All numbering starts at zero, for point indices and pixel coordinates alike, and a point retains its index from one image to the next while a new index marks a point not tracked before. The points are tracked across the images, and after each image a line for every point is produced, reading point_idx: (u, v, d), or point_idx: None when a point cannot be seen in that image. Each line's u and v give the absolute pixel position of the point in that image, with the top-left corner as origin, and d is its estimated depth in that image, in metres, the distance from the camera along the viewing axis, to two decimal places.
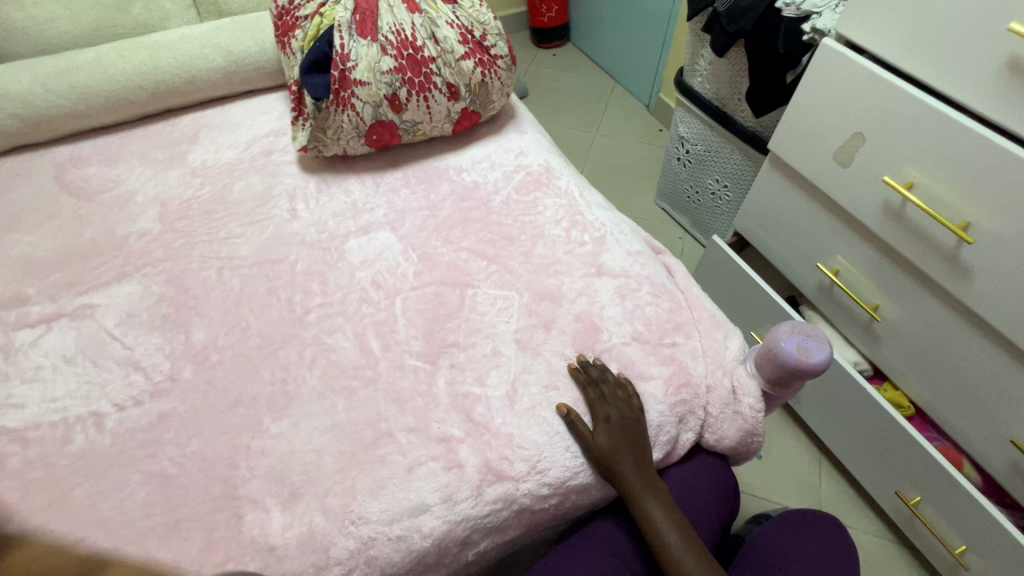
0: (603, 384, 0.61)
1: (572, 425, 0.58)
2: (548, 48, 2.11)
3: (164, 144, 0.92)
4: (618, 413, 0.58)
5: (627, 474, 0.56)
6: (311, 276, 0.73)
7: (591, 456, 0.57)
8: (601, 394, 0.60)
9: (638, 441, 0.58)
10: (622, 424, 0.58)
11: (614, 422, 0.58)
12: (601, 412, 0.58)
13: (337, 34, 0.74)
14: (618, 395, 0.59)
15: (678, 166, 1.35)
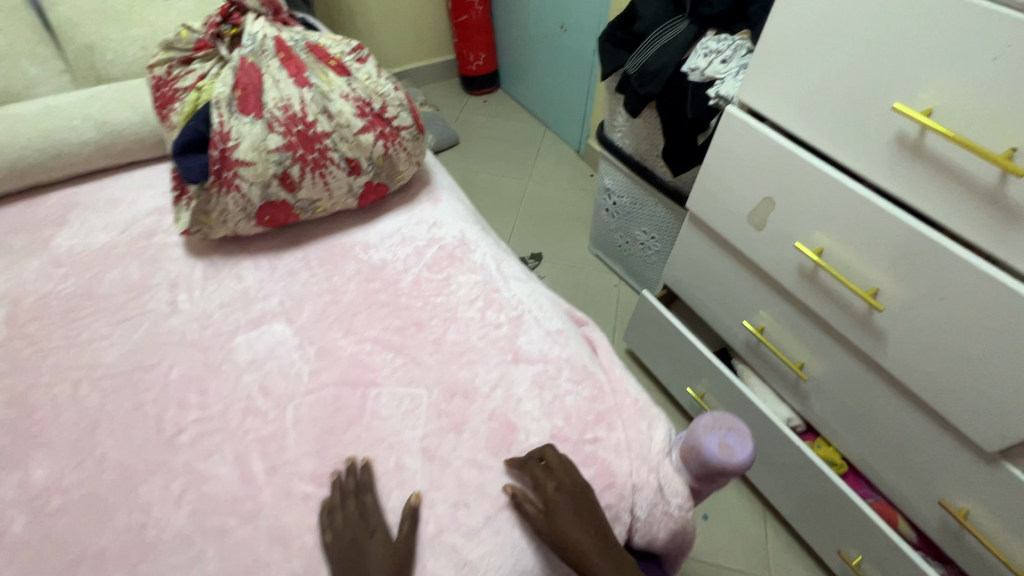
0: (544, 451, 0.56)
1: (521, 504, 0.54)
2: (479, 95, 2.10)
3: (23, 229, 0.81)
4: (566, 480, 0.54)
5: (589, 549, 0.52)
6: (187, 384, 0.64)
7: (547, 536, 0.53)
8: (546, 465, 0.56)
9: (589, 510, 0.54)
10: (574, 491, 0.54)
11: (565, 491, 0.54)
12: (548, 484, 0.54)
13: (214, 112, 0.67)
14: (563, 463, 0.56)
15: (607, 216, 1.35)
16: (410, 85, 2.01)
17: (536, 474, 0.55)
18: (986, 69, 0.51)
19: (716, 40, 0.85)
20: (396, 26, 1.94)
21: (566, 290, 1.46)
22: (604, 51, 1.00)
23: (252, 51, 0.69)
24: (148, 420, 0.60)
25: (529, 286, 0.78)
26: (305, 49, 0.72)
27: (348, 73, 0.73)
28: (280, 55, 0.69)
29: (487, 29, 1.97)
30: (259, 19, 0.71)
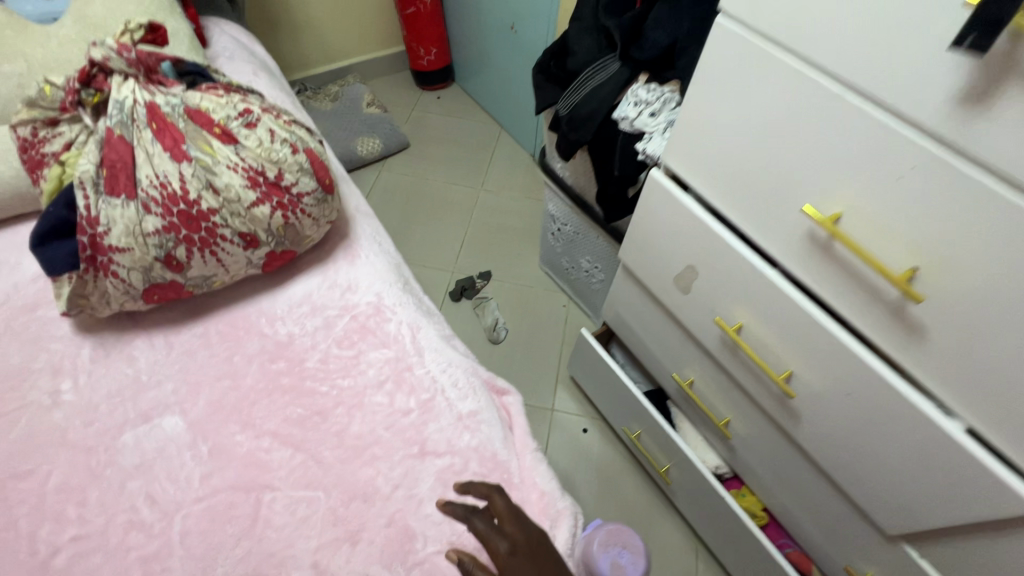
0: (490, 506, 0.57)
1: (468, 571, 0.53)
2: (432, 90, 2.01)
3: None
4: (514, 536, 0.54)
5: None
6: (66, 495, 0.60)
7: None
8: (494, 520, 0.56)
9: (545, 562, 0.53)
10: (524, 548, 0.53)
11: (517, 550, 0.53)
12: (499, 544, 0.53)
13: (79, 195, 0.61)
14: (510, 518, 0.55)
15: (553, 240, 1.31)
16: (357, 81, 1.90)
17: (484, 533, 0.55)
18: (891, 185, 0.48)
19: (647, 89, 0.79)
20: (340, 17, 1.81)
21: (514, 310, 1.43)
22: (539, 85, 0.94)
23: (119, 122, 0.62)
24: (21, 540, 0.57)
25: (446, 357, 0.74)
26: (183, 115, 0.64)
27: (237, 139, 0.66)
28: (153, 125, 0.62)
29: (439, 21, 1.85)
30: (128, 82, 0.63)
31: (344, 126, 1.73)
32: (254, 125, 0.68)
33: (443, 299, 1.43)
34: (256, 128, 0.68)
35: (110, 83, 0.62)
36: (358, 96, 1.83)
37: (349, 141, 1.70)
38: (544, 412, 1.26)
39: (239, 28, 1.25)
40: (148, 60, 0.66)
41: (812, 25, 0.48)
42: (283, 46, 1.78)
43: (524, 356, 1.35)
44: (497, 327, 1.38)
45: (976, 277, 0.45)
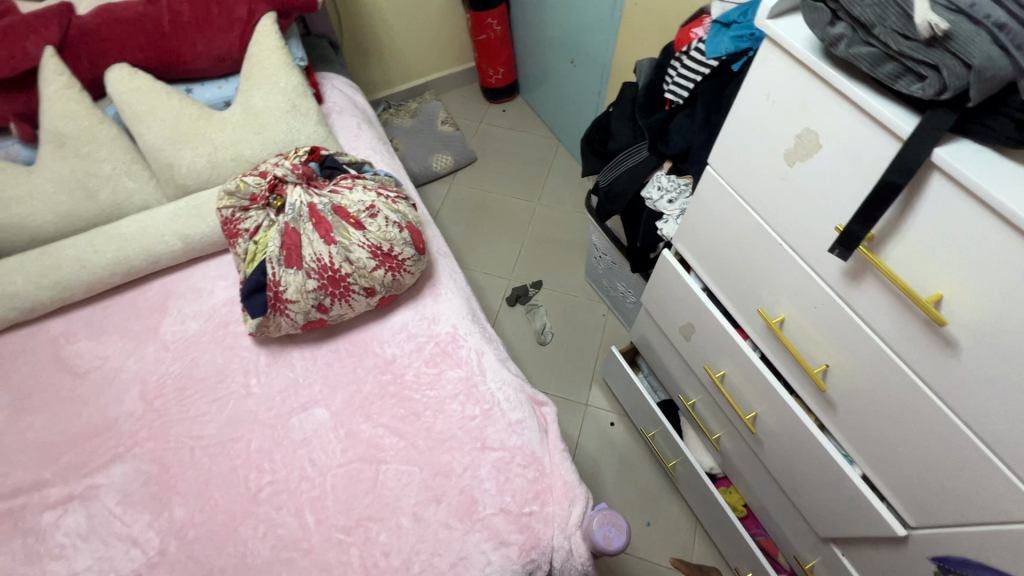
0: None
1: None
2: (499, 103, 2.23)
3: (139, 314, 1.10)
4: None
5: None
6: (262, 454, 0.94)
7: None
8: None
9: None
10: None
11: None
12: None
13: (269, 267, 0.92)
14: None
15: (598, 263, 1.54)
16: (433, 98, 2.14)
17: None
18: (813, 308, 0.69)
19: (668, 178, 0.99)
20: (420, 41, 2.04)
21: (560, 316, 1.69)
22: (586, 156, 1.16)
23: (293, 218, 0.93)
24: (240, 480, 0.92)
25: (501, 377, 1.03)
26: (331, 210, 0.95)
27: (364, 226, 0.95)
28: (313, 219, 0.93)
29: (507, 45, 2.04)
30: (296, 189, 0.95)
31: (422, 142, 2.00)
32: (375, 213, 0.97)
33: (500, 304, 1.72)
34: (376, 217, 0.97)
35: (287, 191, 0.95)
36: (434, 113, 2.08)
37: (426, 158, 1.97)
38: (579, 406, 1.53)
39: (346, 81, 1.54)
40: (308, 172, 0.98)
41: (763, 197, 0.68)
42: (372, 70, 2.03)
43: (565, 357, 1.62)
44: (545, 331, 1.65)
45: (860, 378, 0.66)
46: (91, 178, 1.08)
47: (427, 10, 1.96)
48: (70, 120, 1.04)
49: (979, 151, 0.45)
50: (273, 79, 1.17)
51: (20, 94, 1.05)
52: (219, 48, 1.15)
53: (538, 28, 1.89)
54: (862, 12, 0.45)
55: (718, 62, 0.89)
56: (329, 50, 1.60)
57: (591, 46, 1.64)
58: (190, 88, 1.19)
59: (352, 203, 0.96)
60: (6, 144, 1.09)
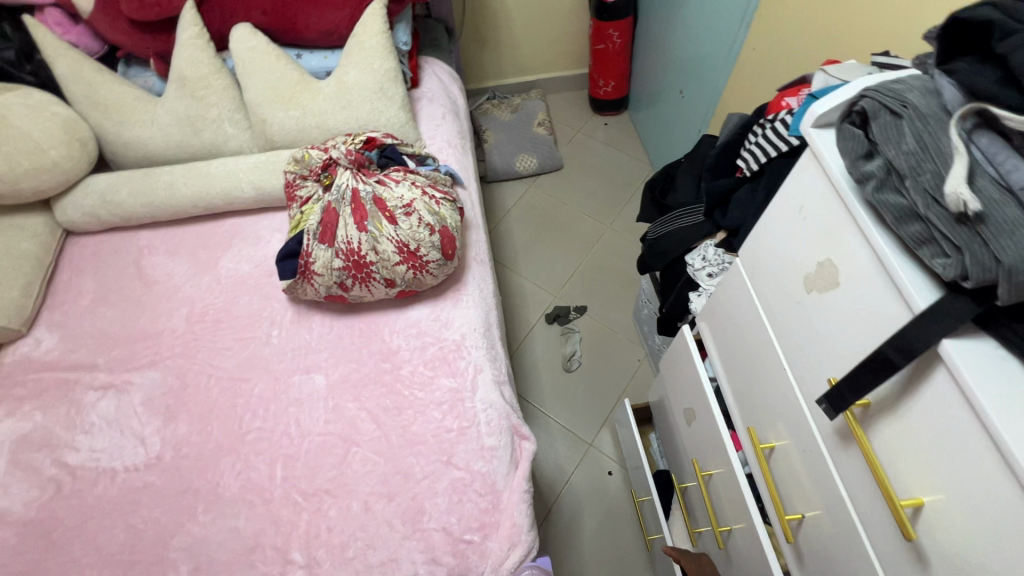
0: None
1: None
2: (603, 115, 2.17)
3: (208, 245, 1.25)
4: None
5: None
6: (261, 400, 1.03)
7: None
8: None
9: None
10: None
11: None
12: None
13: (306, 239, 0.99)
14: None
15: (646, 309, 1.46)
16: (538, 97, 2.13)
17: None
18: (803, 450, 0.60)
19: (715, 251, 0.92)
20: (539, 39, 2.04)
21: (594, 348, 1.64)
22: (645, 202, 1.09)
23: (336, 199, 0.99)
24: (236, 418, 1.02)
25: (490, 399, 1.03)
26: (372, 199, 0.99)
27: (396, 222, 0.99)
28: (353, 204, 0.98)
29: (624, 59, 1.97)
30: (346, 173, 1.00)
31: (513, 139, 2.01)
32: (411, 212, 1.00)
33: (539, 318, 1.70)
34: (411, 215, 1.00)
35: (338, 172, 1.01)
36: (534, 113, 2.08)
37: (513, 156, 1.98)
38: (582, 444, 1.49)
39: (446, 69, 1.58)
40: (362, 158, 1.03)
41: (777, 312, 0.60)
42: (485, 59, 2.07)
43: (586, 390, 1.57)
44: (573, 358, 1.61)
45: (831, 547, 0.57)
46: (199, 118, 1.23)
47: (552, 10, 1.95)
48: (193, 65, 1.19)
49: (1001, 355, 0.38)
50: (369, 60, 1.23)
51: (160, 35, 1.20)
52: (329, 22, 1.24)
53: (658, 50, 1.80)
54: (895, 156, 0.41)
55: (799, 141, 0.79)
56: (442, 37, 1.66)
57: (701, 81, 1.53)
58: (300, 53, 1.30)
59: (393, 197, 1.00)
60: (146, 74, 1.27)
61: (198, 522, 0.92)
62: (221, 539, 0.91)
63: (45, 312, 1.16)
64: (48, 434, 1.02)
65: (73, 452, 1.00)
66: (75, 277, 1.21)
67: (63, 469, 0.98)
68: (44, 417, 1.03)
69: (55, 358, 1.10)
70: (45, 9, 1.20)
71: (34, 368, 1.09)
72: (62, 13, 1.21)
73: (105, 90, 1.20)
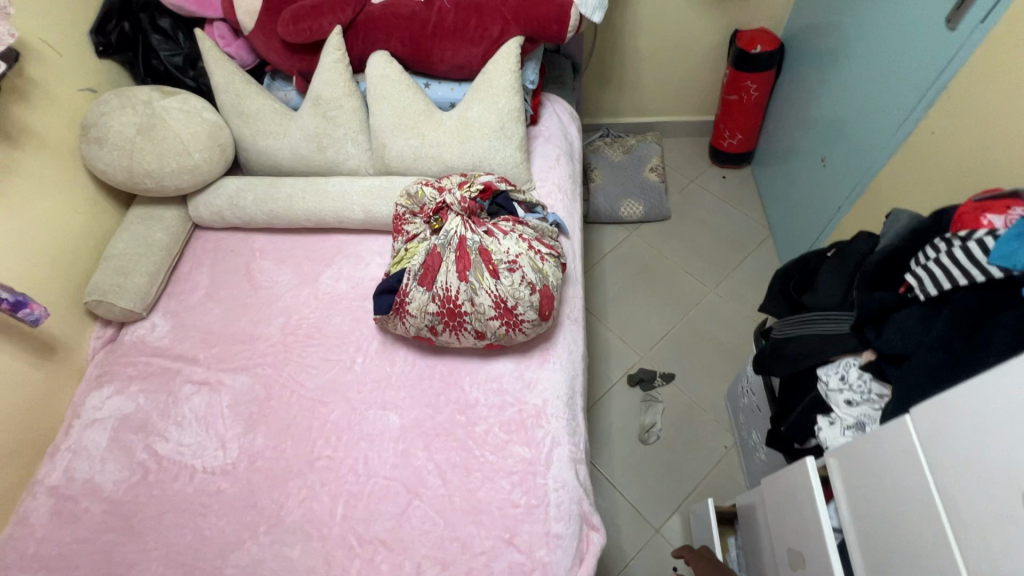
0: None
1: None
2: (722, 166, 2.02)
3: (313, 259, 1.29)
4: None
5: None
6: (335, 428, 1.03)
7: None
8: None
9: None
10: None
11: None
12: None
13: (406, 278, 0.98)
14: None
15: (745, 397, 1.32)
16: (654, 140, 2.04)
17: None
18: None
19: (859, 374, 0.79)
20: (665, 82, 1.95)
21: (676, 422, 1.51)
22: (773, 292, 0.97)
23: (442, 243, 0.96)
24: (309, 441, 1.02)
25: (564, 479, 0.95)
26: (477, 250, 0.95)
27: (498, 276, 0.94)
28: (458, 252, 0.95)
29: (757, 113, 1.83)
30: (456, 220, 0.97)
31: (621, 181, 1.93)
32: (514, 269, 0.95)
33: (620, 377, 1.60)
34: (514, 272, 0.95)
35: (447, 217, 0.98)
36: (647, 157, 1.99)
37: (618, 199, 1.90)
38: (648, 529, 1.37)
39: (567, 108, 1.54)
40: (473, 205, 1.00)
41: (969, 498, 0.52)
42: (605, 95, 2.00)
43: (661, 468, 1.45)
44: (651, 430, 1.49)
45: None
46: (326, 137, 1.28)
47: (685, 54, 1.85)
48: (329, 87, 1.24)
49: None
50: (495, 99, 1.22)
51: (305, 56, 1.25)
52: (462, 58, 1.23)
53: (800, 109, 1.64)
54: None
55: (1003, 274, 0.65)
56: (568, 74, 1.63)
57: (850, 154, 1.36)
58: (429, 82, 1.31)
59: (498, 250, 0.96)
60: (287, 88, 1.35)
61: (257, 542, 0.93)
62: (275, 566, 0.91)
63: (164, 298, 1.25)
64: (145, 418, 1.08)
65: (162, 441, 1.05)
66: (194, 269, 1.29)
67: (151, 457, 1.03)
68: (145, 401, 1.10)
69: (164, 344, 1.18)
70: (214, 22, 1.30)
71: (145, 351, 1.17)
72: (226, 27, 1.30)
73: (251, 101, 1.28)
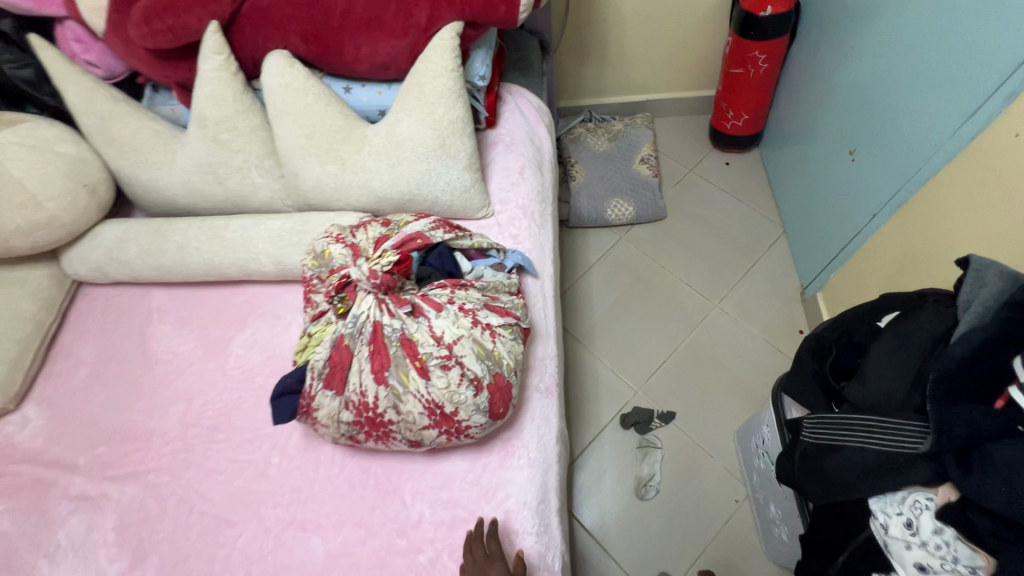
0: None
1: None
2: (725, 151, 1.73)
3: (221, 320, 1.04)
4: None
5: None
6: (242, 559, 0.81)
7: None
8: None
9: None
10: None
11: None
12: None
13: (309, 376, 0.73)
14: None
15: (757, 457, 1.10)
16: (644, 123, 1.74)
17: None
18: None
19: (935, 528, 0.56)
20: (655, 54, 1.63)
21: (679, 473, 1.29)
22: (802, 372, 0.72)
23: (351, 332, 0.71)
24: None
25: None
26: (398, 342, 0.70)
27: (428, 375, 0.69)
28: (373, 347, 0.70)
29: (767, 88, 1.52)
30: (368, 298, 0.71)
31: (606, 177, 1.65)
32: (450, 366, 0.70)
33: (612, 418, 1.37)
34: (450, 370, 0.70)
35: (356, 296, 0.72)
36: (636, 145, 1.70)
37: (603, 200, 1.62)
38: None
39: (532, 101, 1.24)
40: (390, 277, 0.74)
41: None
42: (585, 73, 1.69)
43: (662, 531, 1.24)
44: (650, 484, 1.28)
45: None
46: (223, 166, 1.01)
47: (677, 19, 1.54)
48: (215, 104, 0.96)
49: None
50: (431, 107, 0.94)
51: (181, 64, 0.96)
52: (384, 55, 0.94)
53: (820, 85, 1.34)
54: None
55: None
56: (535, 56, 1.32)
57: (892, 150, 1.09)
58: (350, 85, 1.02)
59: (425, 339, 0.70)
60: (172, 102, 1.07)
61: None
62: None
63: (39, 383, 1.00)
64: (10, 550, 0.86)
65: None
66: (76, 341, 1.04)
67: None
68: (10, 526, 0.88)
69: (36, 447, 0.94)
70: (64, 21, 1.01)
71: (13, 458, 0.93)
72: (82, 27, 1.01)
73: (121, 125, 1.00)
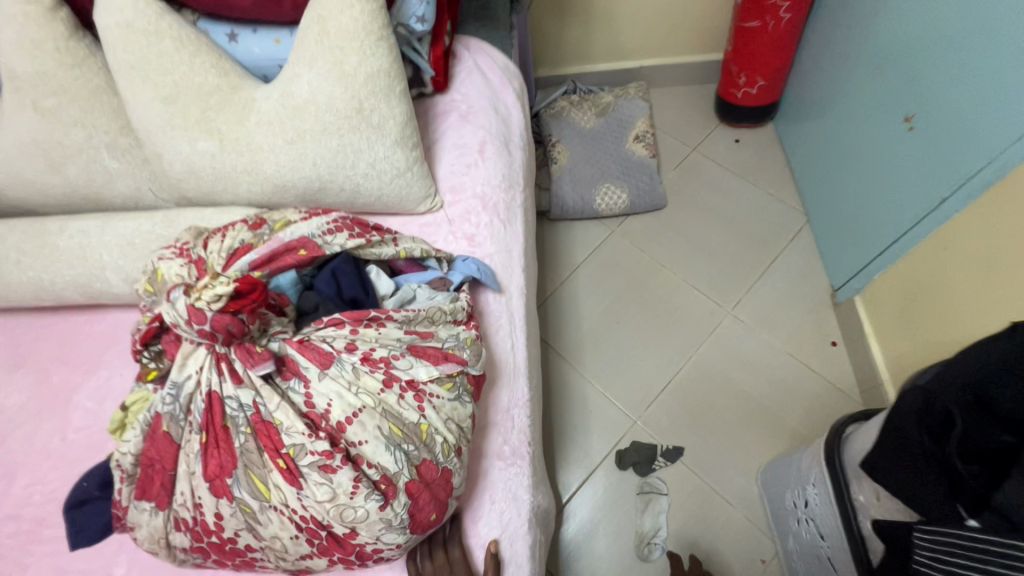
0: None
1: None
2: (735, 127, 1.46)
3: (67, 360, 0.75)
4: None
5: None
6: None
7: None
8: None
9: None
10: None
11: None
12: None
13: (118, 477, 0.46)
14: None
15: (793, 517, 0.85)
16: (639, 94, 1.46)
17: None
18: None
19: None
20: (651, 8, 1.35)
21: (692, 527, 1.04)
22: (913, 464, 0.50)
23: (171, 412, 0.44)
24: None
25: None
26: (246, 427, 0.44)
27: (298, 483, 0.43)
28: (203, 439, 0.44)
29: (788, 45, 1.25)
30: (201, 356, 0.44)
31: (594, 159, 1.38)
32: (335, 466, 0.43)
33: (607, 456, 1.11)
34: (335, 475, 0.43)
35: (179, 349, 0.45)
36: (630, 120, 1.42)
37: (591, 186, 1.35)
38: None
39: (497, 58, 0.96)
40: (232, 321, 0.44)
41: None
42: (566, 34, 1.40)
43: None
44: (654, 542, 1.02)
45: None
46: (55, 146, 0.72)
47: None
48: (28, 54, 0.66)
49: None
50: (337, 53, 0.65)
51: None
52: None
53: (860, 36, 1.07)
54: None
55: None
56: (500, 3, 1.03)
57: (976, 113, 0.82)
58: (236, 31, 0.73)
59: (292, 421, 0.44)
60: None
61: None
62: None
63: None
64: None
65: None
66: None
67: None
68: None
69: None
70: None
71: None
72: None
73: None
